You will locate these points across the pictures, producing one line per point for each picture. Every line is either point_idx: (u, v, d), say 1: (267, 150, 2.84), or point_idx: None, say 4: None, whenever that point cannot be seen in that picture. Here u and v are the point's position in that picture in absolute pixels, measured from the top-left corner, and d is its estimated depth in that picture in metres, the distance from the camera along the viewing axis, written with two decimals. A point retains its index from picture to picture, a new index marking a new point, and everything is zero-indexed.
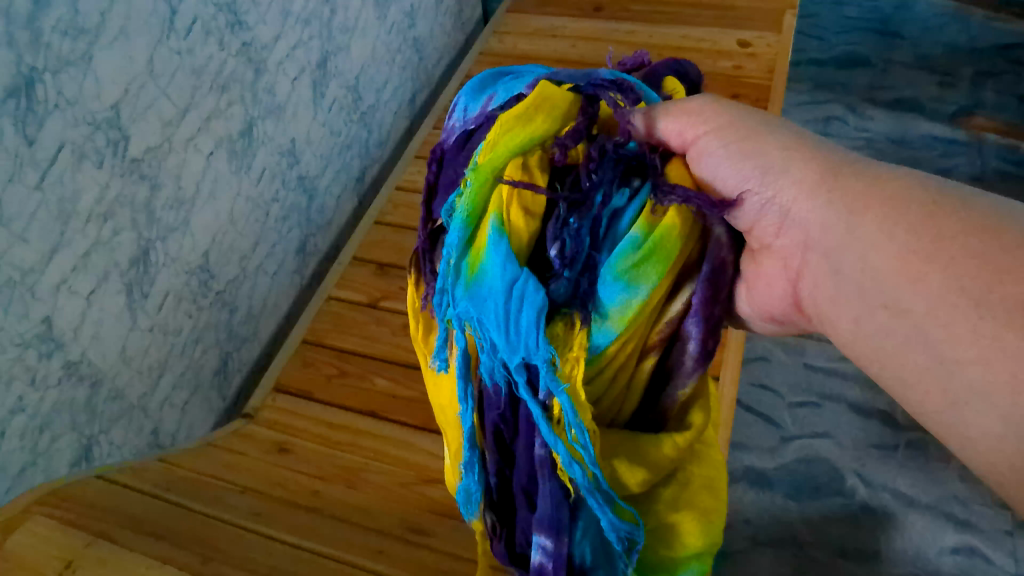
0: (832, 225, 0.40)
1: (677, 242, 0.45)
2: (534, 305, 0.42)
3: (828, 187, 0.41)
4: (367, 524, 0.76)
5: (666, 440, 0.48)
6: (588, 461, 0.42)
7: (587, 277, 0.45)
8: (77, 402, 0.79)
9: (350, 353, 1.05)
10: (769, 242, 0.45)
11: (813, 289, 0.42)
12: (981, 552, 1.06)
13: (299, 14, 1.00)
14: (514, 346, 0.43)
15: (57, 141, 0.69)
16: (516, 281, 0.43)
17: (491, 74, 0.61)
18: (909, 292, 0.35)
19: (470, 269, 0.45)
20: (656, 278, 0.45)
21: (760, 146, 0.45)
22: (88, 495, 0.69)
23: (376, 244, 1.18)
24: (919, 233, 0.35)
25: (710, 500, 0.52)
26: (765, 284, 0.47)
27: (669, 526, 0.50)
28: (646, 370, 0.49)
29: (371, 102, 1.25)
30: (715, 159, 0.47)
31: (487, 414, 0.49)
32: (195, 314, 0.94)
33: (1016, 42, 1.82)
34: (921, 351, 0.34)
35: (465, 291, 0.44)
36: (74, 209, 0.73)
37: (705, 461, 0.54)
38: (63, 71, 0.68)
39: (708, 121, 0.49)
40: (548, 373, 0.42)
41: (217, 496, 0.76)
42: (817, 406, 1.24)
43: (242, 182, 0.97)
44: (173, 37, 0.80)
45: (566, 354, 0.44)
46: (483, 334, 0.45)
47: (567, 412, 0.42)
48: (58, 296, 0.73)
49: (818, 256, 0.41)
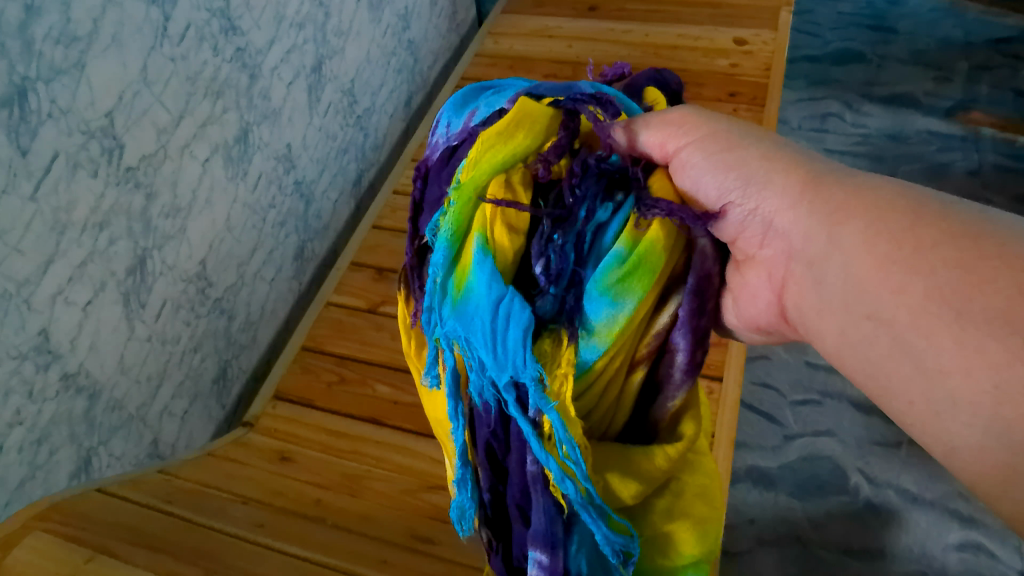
0: (814, 236, 0.40)
1: (661, 255, 0.45)
2: (520, 323, 0.41)
3: (809, 201, 0.40)
4: (368, 532, 0.75)
5: (658, 452, 0.48)
6: (579, 476, 0.42)
7: (573, 293, 0.44)
8: (76, 414, 0.78)
9: (350, 359, 1.04)
10: (753, 253, 0.45)
11: (798, 299, 0.42)
12: (986, 549, 1.06)
13: (293, 18, 0.99)
14: (502, 364, 0.42)
15: (51, 150, 0.68)
16: (503, 299, 0.42)
17: (473, 90, 0.60)
18: (891, 302, 0.34)
19: (456, 288, 0.44)
20: (641, 291, 0.44)
21: (741, 156, 0.44)
22: (86, 509, 0.68)
23: (374, 249, 1.18)
24: (899, 243, 0.35)
25: (704, 508, 0.51)
26: (749, 295, 0.47)
27: (665, 536, 0.50)
28: (635, 383, 0.48)
29: (367, 105, 1.24)
30: (697, 170, 0.46)
31: (478, 431, 0.48)
32: (193, 322, 0.93)
33: (1011, 35, 1.82)
34: (904, 361, 0.34)
35: (452, 309, 0.44)
36: (69, 219, 0.72)
37: (698, 470, 0.52)
38: (56, 80, 0.67)
39: (689, 132, 0.48)
40: (536, 391, 0.41)
41: (219, 507, 0.76)
42: (820, 404, 1.23)
43: (238, 188, 0.96)
44: (166, 44, 0.79)
45: (554, 370, 0.43)
46: (471, 352, 0.44)
47: (557, 429, 0.41)
48: (55, 306, 0.72)
49: (801, 267, 0.41)
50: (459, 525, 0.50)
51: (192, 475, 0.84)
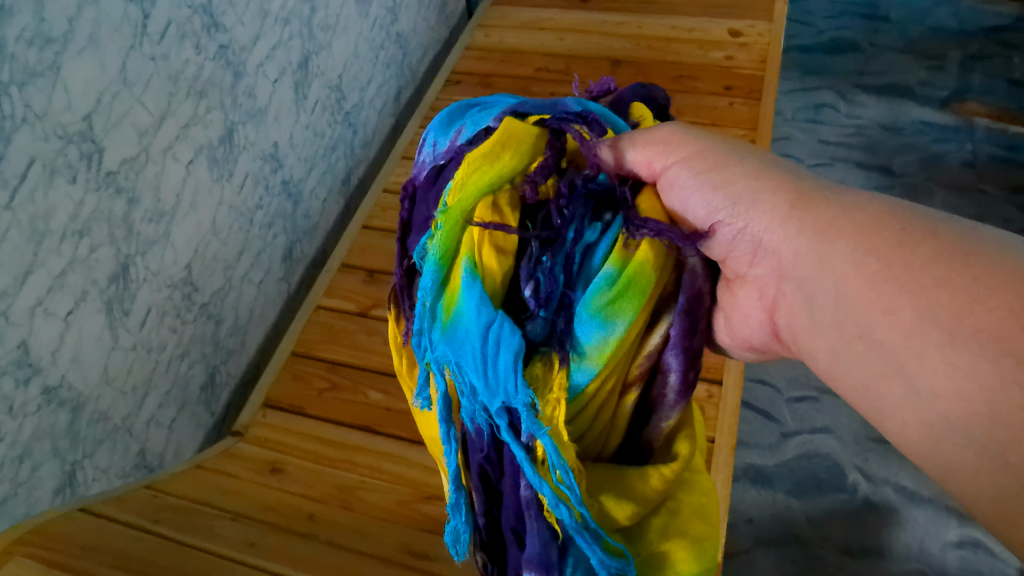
0: (803, 256, 0.37)
1: (651, 276, 0.43)
2: (510, 348, 0.40)
3: (795, 220, 0.38)
4: (363, 548, 0.73)
5: (653, 473, 0.46)
6: (575, 501, 0.40)
7: (563, 316, 0.42)
8: (59, 427, 0.75)
9: (341, 365, 1.02)
10: (743, 271, 0.42)
11: (790, 319, 0.40)
12: (984, 546, 1.05)
13: (277, 13, 0.96)
14: (493, 390, 0.40)
15: (27, 156, 0.66)
16: (492, 324, 0.41)
17: (460, 107, 0.57)
18: (883, 323, 0.33)
19: (445, 312, 0.43)
20: (632, 313, 0.42)
21: (729, 175, 0.42)
22: (70, 532, 0.66)
23: (365, 251, 1.15)
24: (889, 262, 0.33)
25: (702, 526, 0.49)
26: (740, 314, 0.44)
27: (660, 555, 0.47)
28: (628, 407, 0.46)
29: (355, 101, 1.21)
30: (685, 189, 0.44)
31: (472, 455, 0.47)
32: (179, 329, 0.90)
33: (1003, 24, 1.81)
34: (897, 382, 0.32)
35: (441, 334, 0.42)
36: (47, 228, 0.69)
37: (694, 488, 0.51)
38: (30, 83, 0.64)
39: (677, 149, 0.46)
40: (528, 416, 0.39)
41: (208, 525, 0.73)
42: (816, 401, 1.22)
43: (224, 190, 0.93)
44: (146, 42, 0.76)
45: (546, 396, 0.41)
46: (462, 377, 0.42)
47: (550, 455, 0.39)
48: (34, 318, 0.70)
49: (791, 287, 0.39)
50: (453, 549, 0.48)
51: (180, 490, 0.82)
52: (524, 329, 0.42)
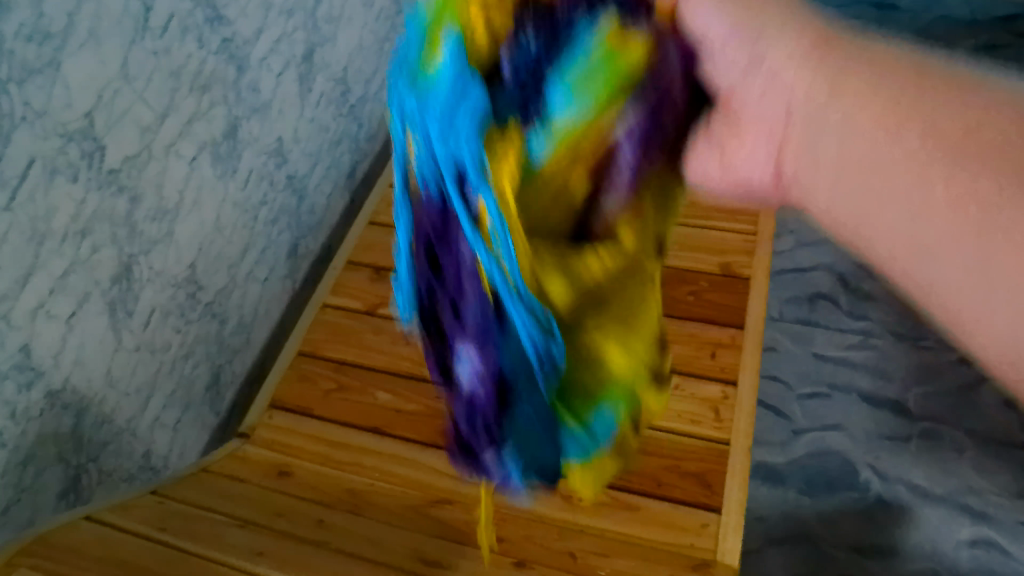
0: (864, 137, 0.34)
1: (633, 62, 0.41)
2: (474, 107, 0.38)
3: (894, 104, 0.33)
4: (375, 558, 0.72)
5: (596, 258, 0.44)
6: (512, 270, 0.39)
7: (530, 85, 0.41)
8: (62, 432, 0.74)
9: (349, 365, 1.00)
10: (782, 168, 0.40)
11: (830, 194, 0.36)
12: (998, 545, 1.04)
13: (281, 5, 0.94)
14: (449, 150, 0.38)
15: (27, 156, 0.64)
16: (461, 78, 0.38)
17: None
18: (947, 236, 0.30)
19: (423, 66, 0.39)
20: (599, 95, 0.41)
21: (818, 57, 0.37)
22: (74, 542, 0.64)
23: (371, 247, 1.13)
24: (976, 182, 0.29)
25: (637, 328, 0.47)
26: (744, 159, 0.43)
27: (592, 353, 0.46)
28: (579, 194, 0.44)
29: (360, 94, 1.19)
30: (752, 63, 0.40)
31: (420, 220, 0.45)
32: (184, 328, 0.89)
33: (1017, 13, 1.77)
34: (944, 292, 0.31)
35: (412, 89, 0.39)
36: (48, 229, 0.68)
37: (641, 285, 0.47)
38: (29, 80, 0.63)
39: (751, 9, 0.41)
40: (477, 175, 0.38)
41: (215, 532, 0.72)
42: (828, 397, 1.19)
43: (228, 187, 0.91)
44: (148, 36, 0.74)
45: (499, 159, 0.39)
46: (420, 131, 0.40)
47: (492, 215, 0.38)
48: (36, 321, 0.68)
49: (844, 153, 0.35)
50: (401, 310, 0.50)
51: (186, 495, 0.80)
52: (490, 89, 0.40)
